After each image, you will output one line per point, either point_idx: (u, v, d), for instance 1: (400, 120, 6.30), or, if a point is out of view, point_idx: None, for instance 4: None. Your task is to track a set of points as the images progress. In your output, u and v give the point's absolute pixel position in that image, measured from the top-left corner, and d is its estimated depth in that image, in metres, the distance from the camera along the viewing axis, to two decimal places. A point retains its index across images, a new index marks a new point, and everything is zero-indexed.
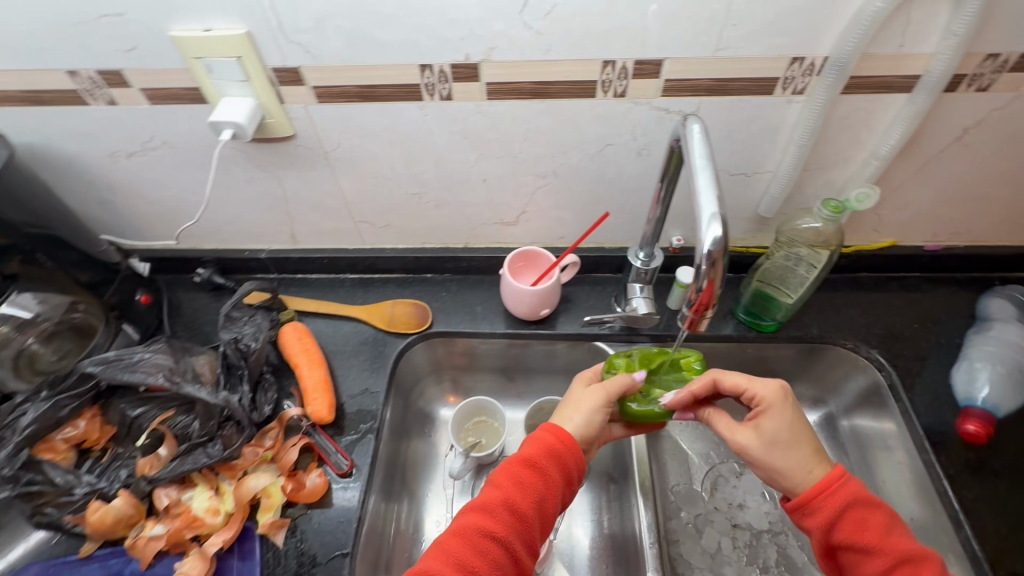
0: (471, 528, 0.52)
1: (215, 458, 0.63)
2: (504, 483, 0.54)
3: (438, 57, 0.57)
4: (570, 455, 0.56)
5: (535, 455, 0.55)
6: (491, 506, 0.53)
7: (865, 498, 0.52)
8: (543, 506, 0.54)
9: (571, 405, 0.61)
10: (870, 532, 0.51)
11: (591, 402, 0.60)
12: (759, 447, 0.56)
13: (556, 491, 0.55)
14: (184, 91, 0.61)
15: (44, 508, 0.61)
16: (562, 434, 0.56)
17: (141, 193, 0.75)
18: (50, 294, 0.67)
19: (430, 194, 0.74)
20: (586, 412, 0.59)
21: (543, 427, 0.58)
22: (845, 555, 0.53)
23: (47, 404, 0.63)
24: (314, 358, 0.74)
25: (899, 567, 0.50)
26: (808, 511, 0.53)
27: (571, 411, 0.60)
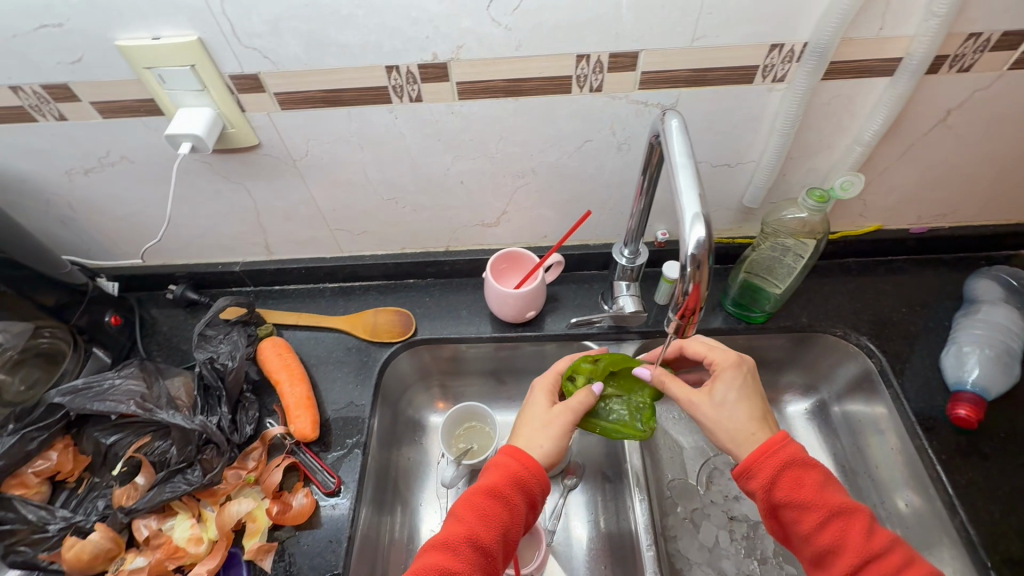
0: (431, 566, 0.49)
1: (195, 485, 0.61)
2: (466, 516, 0.52)
3: (404, 58, 0.54)
4: (534, 479, 0.55)
5: (498, 483, 0.54)
6: (453, 543, 0.51)
7: (799, 457, 0.52)
8: (506, 537, 0.53)
9: (532, 422, 0.59)
10: (805, 488, 0.51)
11: (552, 420, 0.58)
12: (711, 409, 0.57)
13: (519, 518, 0.54)
14: (138, 103, 0.57)
15: (17, 547, 0.58)
16: (524, 458, 0.55)
17: (102, 210, 0.72)
18: (9, 321, 0.63)
19: (407, 198, 0.72)
20: (547, 431, 0.58)
21: (504, 451, 0.56)
22: (784, 512, 0.52)
23: (13, 438, 0.60)
24: (295, 373, 0.72)
25: (833, 520, 0.50)
26: (749, 472, 0.52)
27: (533, 430, 0.58)
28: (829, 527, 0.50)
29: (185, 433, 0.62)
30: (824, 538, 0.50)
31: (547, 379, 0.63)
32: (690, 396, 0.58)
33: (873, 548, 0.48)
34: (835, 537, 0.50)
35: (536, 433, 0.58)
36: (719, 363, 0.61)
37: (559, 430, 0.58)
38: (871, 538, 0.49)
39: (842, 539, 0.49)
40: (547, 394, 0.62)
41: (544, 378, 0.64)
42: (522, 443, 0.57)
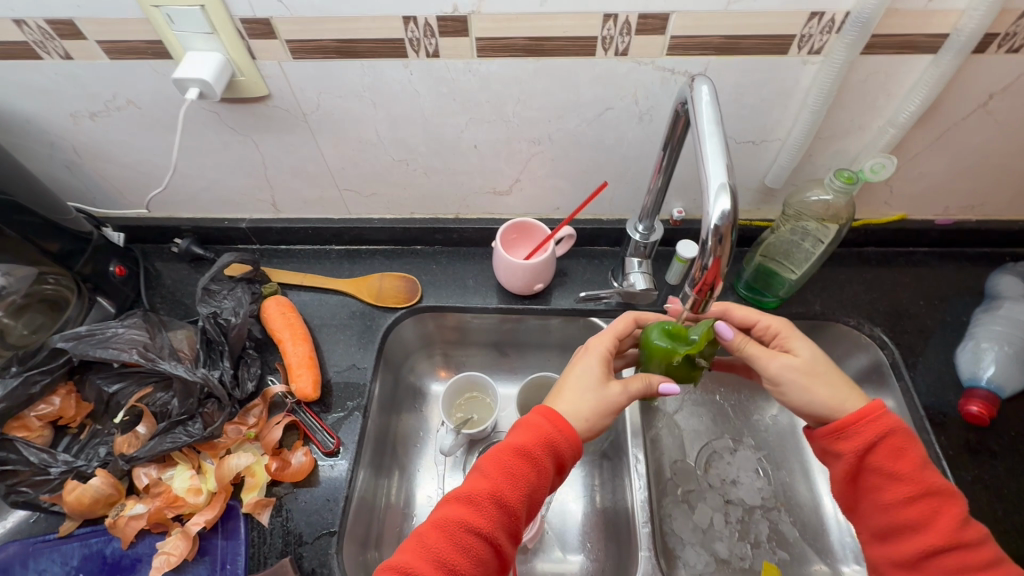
0: (456, 521, 0.49)
1: (195, 438, 0.61)
2: (493, 473, 0.51)
3: (422, 8, 0.52)
4: (564, 441, 0.52)
5: (529, 444, 0.52)
6: (477, 498, 0.50)
7: (902, 428, 0.51)
8: (531, 496, 0.51)
9: (580, 381, 0.56)
10: (904, 461, 0.50)
11: (598, 385, 0.55)
12: (802, 367, 0.53)
13: (547, 481, 0.52)
14: (146, 45, 0.55)
15: (19, 487, 0.59)
16: (559, 421, 0.53)
17: (109, 157, 0.70)
18: (15, 265, 0.62)
19: (419, 160, 0.70)
20: (591, 398, 0.54)
21: (541, 411, 0.54)
22: (869, 478, 0.51)
23: (16, 380, 0.60)
24: (298, 333, 0.71)
25: (924, 496, 0.49)
26: (842, 434, 0.51)
27: (576, 392, 0.55)
28: (917, 503, 0.49)
29: (187, 385, 0.61)
30: (904, 510, 0.50)
31: (601, 341, 0.59)
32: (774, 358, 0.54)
33: (962, 536, 0.48)
34: (921, 513, 0.49)
35: (578, 394, 0.55)
36: (776, 326, 0.58)
37: (601, 399, 0.55)
38: (957, 523, 0.49)
39: (927, 516, 0.49)
40: (601, 363, 0.57)
41: (607, 333, 0.60)
42: (561, 405, 0.55)
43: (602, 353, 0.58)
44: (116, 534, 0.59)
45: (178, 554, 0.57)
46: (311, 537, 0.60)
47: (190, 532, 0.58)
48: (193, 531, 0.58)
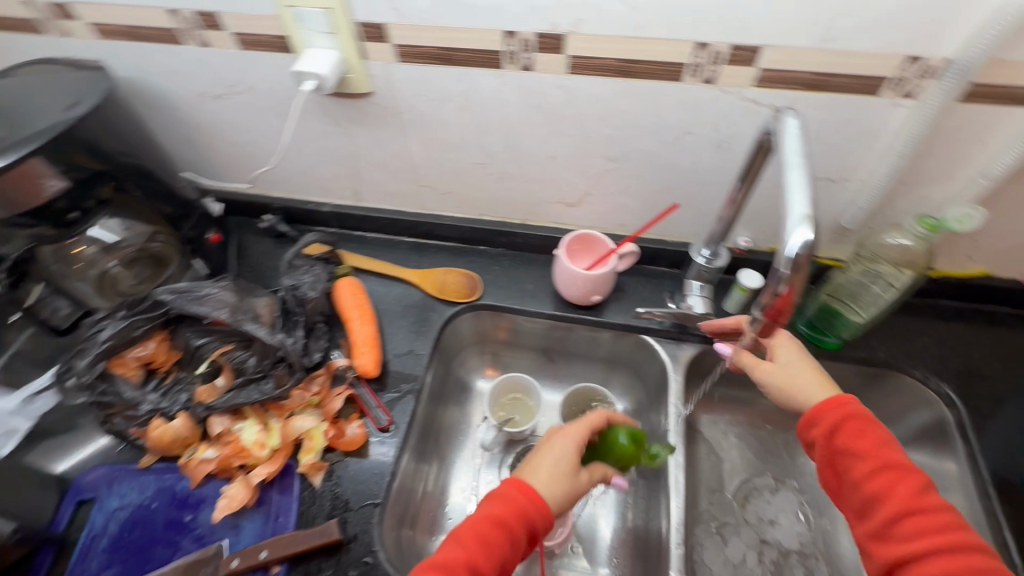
0: None
1: (267, 395, 0.66)
2: (468, 541, 0.53)
3: (524, 25, 0.55)
4: (538, 515, 0.55)
5: (505, 514, 0.54)
6: (451, 563, 0.51)
7: (867, 414, 0.54)
8: (503, 565, 0.53)
9: (555, 464, 0.59)
10: (865, 439, 0.52)
11: (569, 466, 0.59)
12: (777, 374, 0.59)
13: (520, 551, 0.54)
14: (273, 39, 0.62)
15: (114, 418, 0.67)
16: (531, 493, 0.56)
17: (222, 135, 0.78)
18: (133, 222, 0.71)
19: (496, 165, 0.73)
20: (561, 478, 0.58)
21: (513, 484, 0.56)
22: (841, 462, 0.53)
23: (123, 323, 0.68)
24: (365, 314, 0.76)
25: (885, 470, 0.50)
26: (811, 420, 0.55)
27: (550, 471, 0.58)
28: (879, 472, 0.50)
29: (267, 346, 0.68)
30: (868, 484, 0.51)
31: (577, 423, 0.63)
32: (759, 366, 0.61)
33: (921, 502, 0.49)
34: (882, 485, 0.50)
35: (552, 471, 0.58)
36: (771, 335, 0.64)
37: (571, 481, 0.58)
38: (921, 498, 0.49)
39: (889, 490, 0.50)
40: (575, 442, 0.61)
41: (583, 422, 0.63)
42: (536, 479, 0.57)
43: (575, 436, 0.61)
44: (188, 474, 0.65)
45: (239, 500, 0.62)
46: (357, 505, 0.63)
47: (251, 481, 0.62)
48: (254, 481, 0.62)
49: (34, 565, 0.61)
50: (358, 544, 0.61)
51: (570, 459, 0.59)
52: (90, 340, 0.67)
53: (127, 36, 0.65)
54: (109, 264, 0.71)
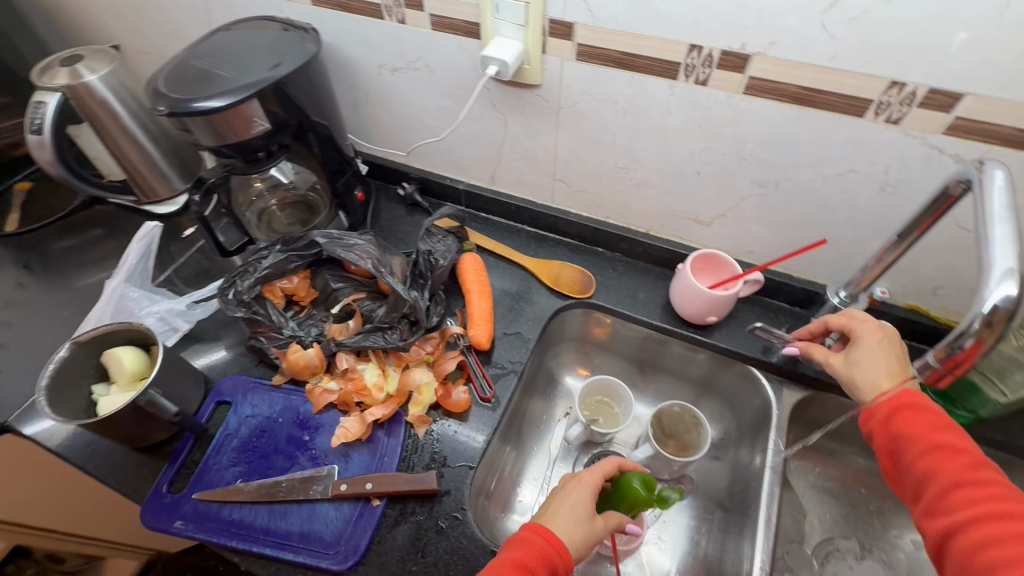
0: None
1: (392, 345, 0.72)
2: None
3: (712, 40, 0.57)
4: (560, 558, 0.54)
5: (526, 556, 0.54)
6: None
7: (926, 404, 0.54)
8: None
9: (571, 511, 0.59)
10: (918, 424, 0.53)
11: (587, 516, 0.59)
12: (841, 366, 0.62)
13: None
14: (464, 24, 0.67)
15: (258, 335, 0.74)
16: (551, 537, 0.56)
17: (388, 104, 0.86)
18: (302, 170, 0.83)
19: (638, 171, 0.75)
20: (580, 529, 0.58)
21: (532, 528, 0.57)
22: (897, 447, 0.54)
23: (281, 255, 0.75)
24: (484, 290, 0.80)
25: (934, 451, 0.51)
26: (870, 412, 0.56)
27: (569, 519, 0.58)
28: (927, 452, 0.51)
29: (397, 300, 0.73)
30: (917, 463, 0.51)
31: (592, 473, 0.63)
32: (828, 357, 0.63)
33: (971, 475, 0.48)
34: (932, 465, 0.50)
35: (570, 522, 0.58)
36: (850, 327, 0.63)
37: (589, 530, 0.58)
38: (975, 478, 0.48)
39: (940, 469, 0.50)
40: (590, 493, 0.61)
41: (592, 467, 0.64)
42: (555, 527, 0.57)
43: (591, 484, 0.62)
44: (311, 400, 0.71)
45: (353, 433, 0.67)
46: (453, 463, 0.67)
47: (366, 418, 0.68)
48: (368, 418, 0.68)
49: (177, 447, 0.69)
50: (450, 500, 0.64)
51: (587, 509, 0.59)
52: (252, 264, 0.75)
53: (338, 6, 0.74)
54: (271, 202, 0.85)
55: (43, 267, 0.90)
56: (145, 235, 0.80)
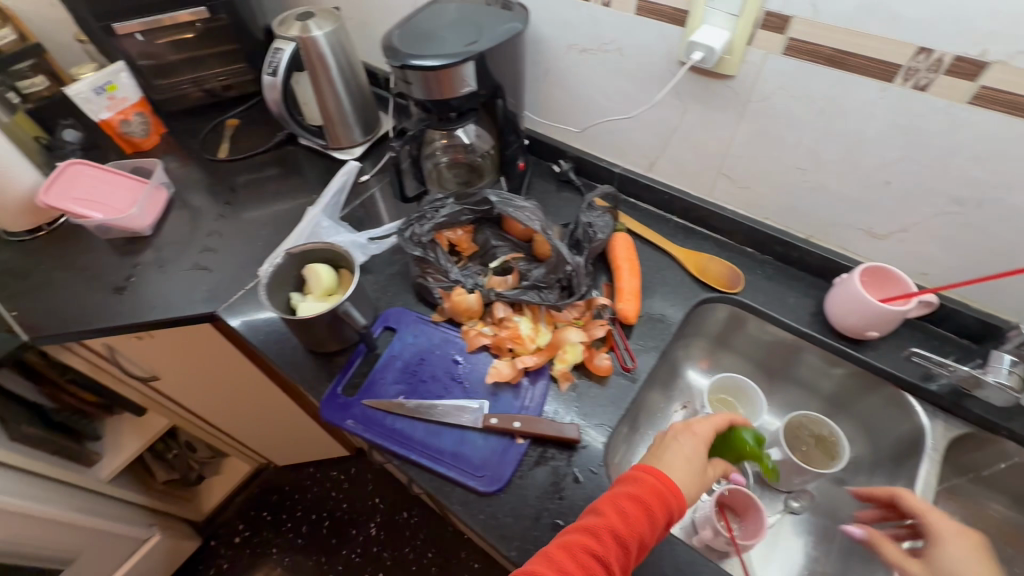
0: (578, 545, 0.53)
1: (547, 302, 0.77)
2: (607, 510, 0.55)
3: (946, 44, 0.56)
4: (672, 496, 0.56)
5: (641, 492, 0.56)
6: (596, 528, 0.54)
7: None
8: (644, 541, 0.54)
9: (680, 456, 0.61)
10: None
11: (693, 460, 0.61)
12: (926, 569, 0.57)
13: (658, 529, 0.55)
14: (671, 11, 0.71)
15: (426, 274, 0.82)
16: (665, 478, 0.58)
17: (565, 83, 0.91)
18: (482, 133, 0.87)
19: (816, 174, 0.75)
20: (687, 470, 0.59)
21: (645, 468, 0.59)
22: None
23: (457, 207, 0.84)
24: (634, 268, 0.83)
25: None
26: None
27: (676, 462, 0.60)
28: None
29: (558, 261, 0.77)
30: None
31: (705, 428, 0.64)
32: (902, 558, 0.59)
33: None
34: None
35: (676, 463, 0.60)
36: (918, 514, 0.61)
37: (694, 472, 0.60)
38: None
39: None
40: (698, 441, 0.62)
41: (697, 420, 0.66)
42: (661, 466, 0.60)
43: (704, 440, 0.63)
44: (466, 340, 0.78)
45: (504, 374, 0.73)
46: (593, 421, 0.71)
47: (517, 364, 0.73)
48: (519, 365, 0.73)
49: (349, 359, 0.78)
50: (584, 455, 0.68)
51: (692, 453, 0.61)
52: (431, 211, 0.84)
53: None
54: (441, 158, 0.92)
55: (246, 193, 1.06)
56: (347, 172, 0.97)
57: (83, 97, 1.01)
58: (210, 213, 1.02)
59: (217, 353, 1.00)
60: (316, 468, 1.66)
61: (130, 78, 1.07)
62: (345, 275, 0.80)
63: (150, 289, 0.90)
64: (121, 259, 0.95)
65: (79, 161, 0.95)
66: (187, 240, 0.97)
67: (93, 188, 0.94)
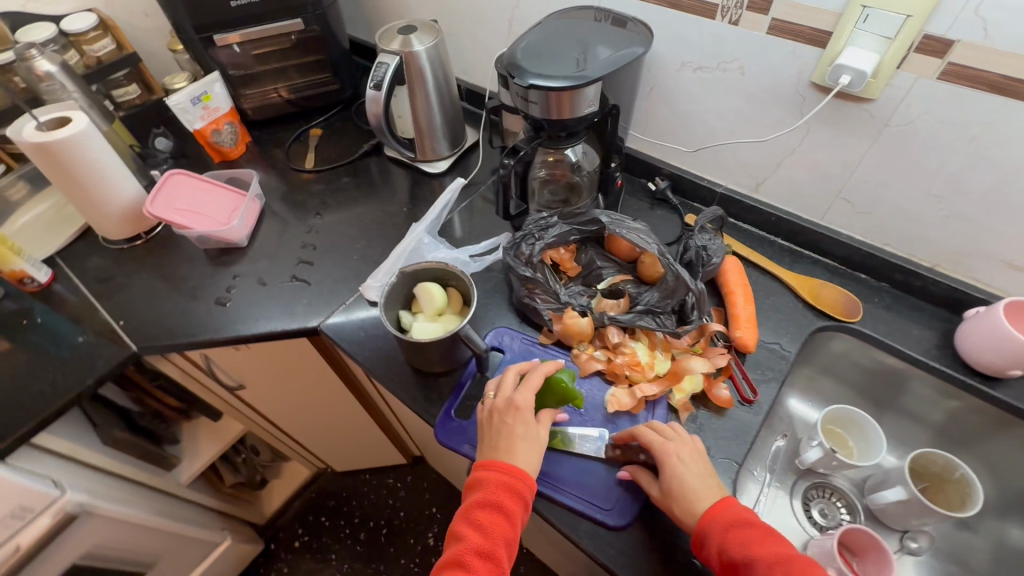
0: (457, 563, 0.59)
1: (666, 329, 0.75)
2: (469, 513, 0.62)
3: None
4: (525, 489, 0.62)
5: (499, 496, 0.61)
6: (470, 541, 0.60)
7: None
8: (506, 538, 0.60)
9: (529, 436, 0.65)
10: None
11: (529, 436, 0.65)
12: None
13: (515, 525, 0.61)
14: (810, 31, 0.68)
15: (535, 296, 0.80)
16: (510, 469, 0.62)
17: (671, 100, 0.89)
18: (590, 149, 0.85)
19: (956, 202, 0.71)
20: (536, 449, 0.65)
21: (490, 466, 0.63)
22: None
23: (567, 228, 0.82)
24: (747, 294, 0.80)
25: None
26: None
27: (523, 446, 0.64)
28: None
29: (677, 288, 0.74)
30: None
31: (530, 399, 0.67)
32: None
33: None
34: None
35: (521, 444, 0.64)
36: None
37: (530, 442, 0.65)
38: None
39: None
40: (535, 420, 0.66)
41: (520, 390, 0.68)
42: (501, 448, 0.64)
43: (528, 410, 0.66)
44: (577, 365, 0.76)
45: (624, 403, 0.71)
46: (719, 455, 0.69)
47: (637, 393, 0.71)
48: (639, 394, 0.71)
49: (460, 379, 0.78)
50: None
51: (522, 419, 0.66)
52: (540, 231, 0.82)
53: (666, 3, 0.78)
54: (540, 172, 0.88)
55: (336, 205, 1.06)
56: (451, 190, 0.98)
57: (181, 106, 1.02)
58: (301, 224, 1.03)
59: (308, 363, 1.01)
60: (371, 475, 1.66)
61: (223, 89, 1.08)
62: (454, 295, 0.79)
63: (251, 302, 0.90)
64: (219, 269, 0.96)
65: (181, 171, 0.99)
66: (283, 252, 0.98)
67: (193, 199, 0.96)
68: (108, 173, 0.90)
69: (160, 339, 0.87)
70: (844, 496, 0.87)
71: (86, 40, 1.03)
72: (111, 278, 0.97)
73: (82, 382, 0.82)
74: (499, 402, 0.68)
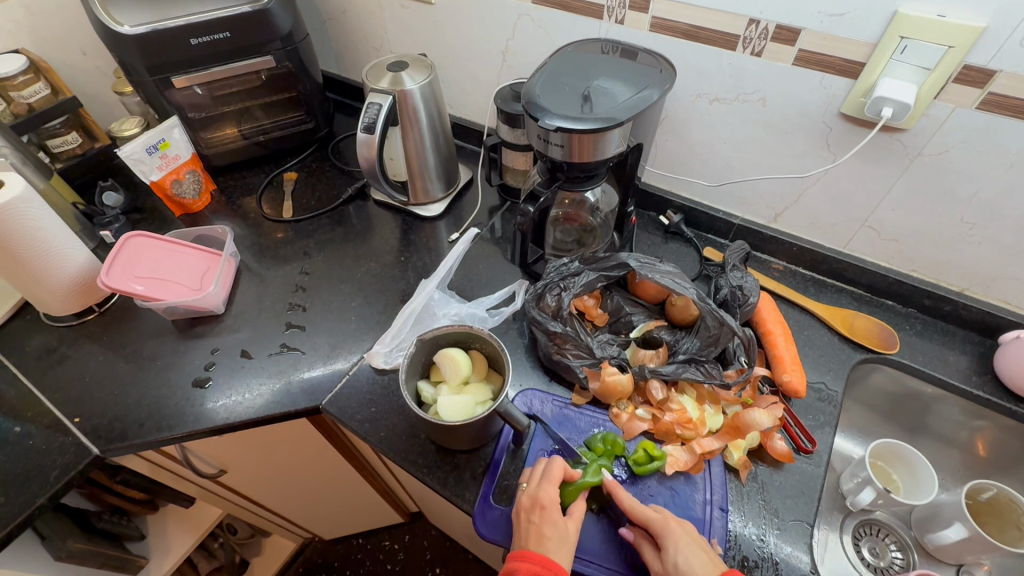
0: None
1: (714, 380, 0.68)
2: None
3: None
4: None
5: None
6: None
7: None
8: None
9: (560, 535, 0.56)
10: None
11: (558, 526, 0.57)
12: None
13: None
14: (840, 61, 0.65)
15: (567, 353, 0.73)
16: (541, 560, 0.54)
17: (684, 132, 0.85)
18: (607, 189, 0.80)
19: (988, 228, 0.70)
20: (564, 538, 0.57)
21: (518, 557, 0.55)
22: None
23: (594, 275, 0.75)
24: (785, 333, 0.76)
25: None
26: None
27: (552, 534, 0.56)
28: None
29: (720, 334, 0.69)
30: None
31: (553, 490, 0.58)
32: None
33: None
34: None
35: (550, 533, 0.56)
36: None
37: (559, 535, 0.57)
38: None
39: None
40: (557, 509, 0.57)
41: (544, 484, 0.59)
42: (529, 539, 0.56)
43: (556, 506, 0.58)
44: (620, 427, 0.69)
45: (682, 462, 0.65)
46: (789, 517, 0.64)
47: (695, 449, 0.66)
48: (698, 450, 0.66)
49: (493, 456, 0.69)
50: (787, 569, 0.60)
51: (545, 512, 0.57)
52: (567, 281, 0.75)
53: (682, 35, 0.74)
54: (554, 211, 0.82)
55: (322, 257, 0.96)
56: (466, 240, 0.93)
57: (135, 157, 0.89)
58: (284, 282, 0.92)
59: (303, 438, 0.89)
60: (365, 539, 1.52)
61: (183, 134, 0.96)
62: (478, 358, 0.71)
63: (236, 380, 0.78)
64: (194, 342, 0.83)
65: (141, 232, 0.86)
66: (267, 316, 0.87)
67: (157, 263, 0.85)
68: (51, 242, 0.77)
69: (130, 435, 0.73)
70: (893, 532, 0.83)
71: (13, 86, 0.88)
72: (61, 362, 0.82)
73: (33, 501, 0.67)
74: (525, 498, 0.59)
